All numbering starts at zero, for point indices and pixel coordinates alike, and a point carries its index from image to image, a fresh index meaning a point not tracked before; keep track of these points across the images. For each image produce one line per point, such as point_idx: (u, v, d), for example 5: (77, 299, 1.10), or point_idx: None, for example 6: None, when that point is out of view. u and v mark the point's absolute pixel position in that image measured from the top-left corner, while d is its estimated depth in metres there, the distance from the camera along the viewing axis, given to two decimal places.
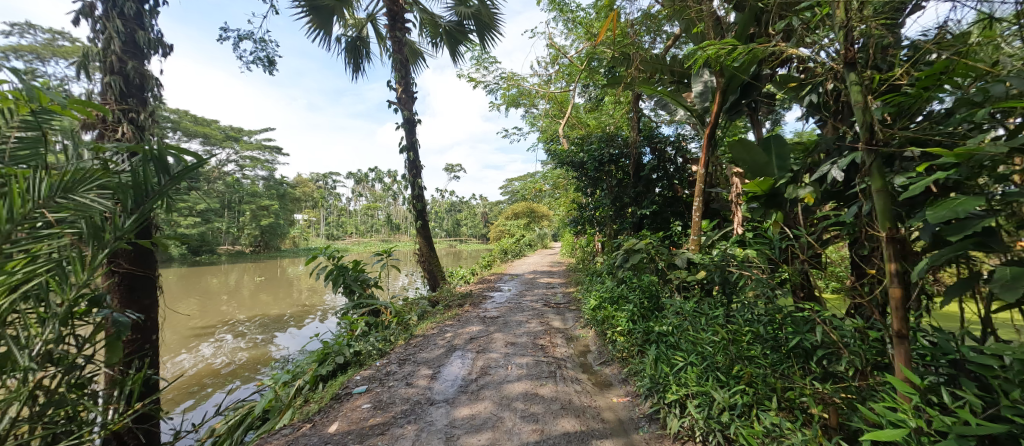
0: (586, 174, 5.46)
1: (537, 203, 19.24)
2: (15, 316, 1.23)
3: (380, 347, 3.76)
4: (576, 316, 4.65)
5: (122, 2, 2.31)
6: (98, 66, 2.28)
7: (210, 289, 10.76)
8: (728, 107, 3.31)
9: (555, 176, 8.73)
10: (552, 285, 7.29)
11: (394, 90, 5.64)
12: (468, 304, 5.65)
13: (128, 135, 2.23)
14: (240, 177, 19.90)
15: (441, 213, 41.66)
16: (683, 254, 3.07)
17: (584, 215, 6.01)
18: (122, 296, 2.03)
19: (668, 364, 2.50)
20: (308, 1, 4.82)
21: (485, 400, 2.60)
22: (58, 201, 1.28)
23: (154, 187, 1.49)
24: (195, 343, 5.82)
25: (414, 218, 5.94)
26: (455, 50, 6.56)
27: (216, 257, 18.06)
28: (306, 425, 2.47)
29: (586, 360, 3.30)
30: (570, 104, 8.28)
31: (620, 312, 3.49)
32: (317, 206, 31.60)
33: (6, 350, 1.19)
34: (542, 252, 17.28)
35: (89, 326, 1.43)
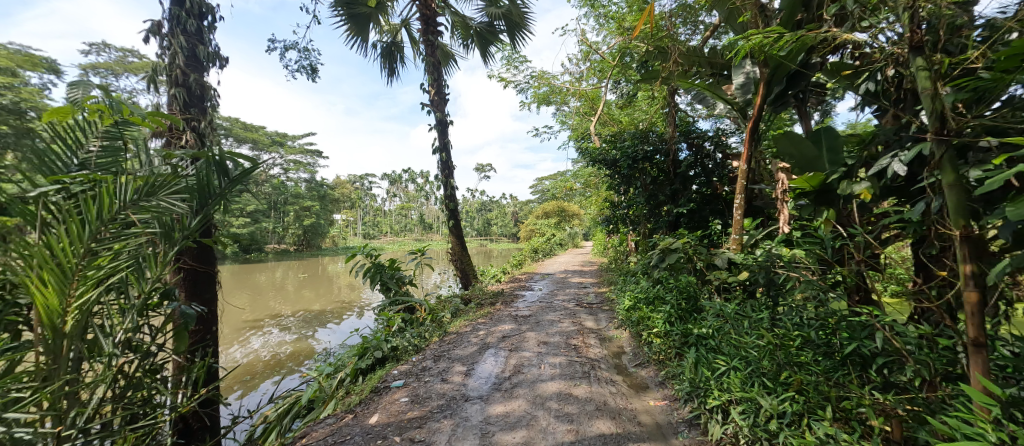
0: (619, 172, 5.34)
1: (568, 202, 19.05)
2: (100, 308, 1.35)
3: (416, 343, 3.87)
4: (610, 317, 4.56)
5: (185, 20, 2.51)
6: (165, 80, 2.49)
7: (259, 284, 11.49)
8: (772, 99, 3.13)
9: (587, 174, 8.61)
10: (584, 284, 7.19)
11: (427, 93, 5.77)
12: (500, 303, 5.69)
13: (191, 142, 2.43)
14: (285, 180, 21.09)
15: (472, 213, 42.17)
16: (724, 254, 2.94)
17: (617, 214, 5.89)
18: (187, 289, 2.20)
19: (709, 369, 2.41)
20: (347, 9, 5.03)
21: (519, 399, 2.61)
22: (141, 204, 1.40)
23: (215, 190, 1.62)
24: (246, 335, 6.23)
25: (447, 217, 6.05)
26: (486, 51, 6.62)
27: (264, 255, 19.23)
28: (348, 416, 2.58)
29: (621, 361, 3.24)
30: (602, 100, 8.13)
31: (656, 313, 3.39)
32: (355, 206, 32.92)
33: (94, 337, 1.32)
34: (573, 251, 17.09)
35: (160, 318, 1.58)
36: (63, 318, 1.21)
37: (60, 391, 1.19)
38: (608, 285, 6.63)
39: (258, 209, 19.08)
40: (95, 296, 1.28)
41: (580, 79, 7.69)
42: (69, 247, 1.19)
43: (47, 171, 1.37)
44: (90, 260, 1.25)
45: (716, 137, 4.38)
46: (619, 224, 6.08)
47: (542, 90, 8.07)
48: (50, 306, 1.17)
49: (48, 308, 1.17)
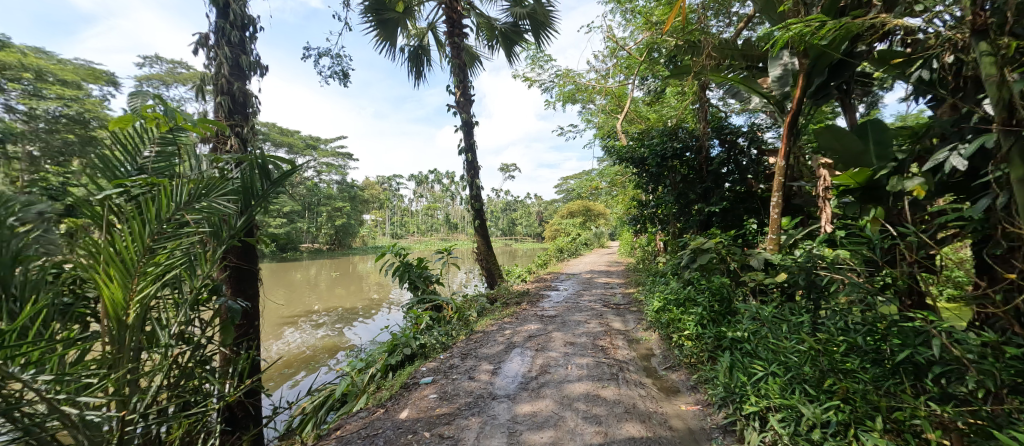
0: (647, 170, 5.22)
1: (594, 202, 18.83)
2: (158, 301, 1.47)
3: (443, 340, 3.94)
4: (638, 318, 4.47)
5: (229, 31, 2.67)
6: (213, 89, 2.65)
7: (294, 282, 12.00)
8: (813, 91, 2.97)
9: (613, 173, 8.48)
10: (610, 285, 7.08)
11: (454, 94, 5.85)
12: (526, 303, 5.69)
13: (235, 146, 2.57)
14: (318, 182, 21.94)
15: (497, 213, 42.39)
16: (760, 254, 2.82)
17: (645, 213, 5.76)
18: (233, 286, 2.33)
19: (744, 373, 2.31)
20: (376, 15, 5.17)
21: (546, 399, 2.61)
22: (196, 205, 1.50)
23: (258, 191, 1.75)
24: (283, 330, 6.53)
25: (472, 217, 6.11)
26: (511, 51, 6.63)
27: (299, 254, 20.08)
28: (379, 410, 2.65)
29: (650, 363, 3.18)
30: (629, 97, 7.98)
31: (687, 315, 3.29)
32: (383, 207, 33.81)
33: (152, 330, 1.43)
34: (598, 252, 16.86)
35: (209, 312, 1.70)
36: (127, 311, 1.31)
37: (125, 378, 1.27)
38: (635, 286, 6.50)
39: (294, 210, 19.95)
40: (154, 291, 1.38)
41: (606, 76, 7.58)
42: (132, 244, 1.29)
43: (112, 176, 1.48)
44: (150, 257, 1.34)
45: (751, 132, 4.20)
46: (647, 224, 5.95)
47: (568, 89, 8.01)
48: (115, 299, 1.26)
49: (113, 301, 1.26)
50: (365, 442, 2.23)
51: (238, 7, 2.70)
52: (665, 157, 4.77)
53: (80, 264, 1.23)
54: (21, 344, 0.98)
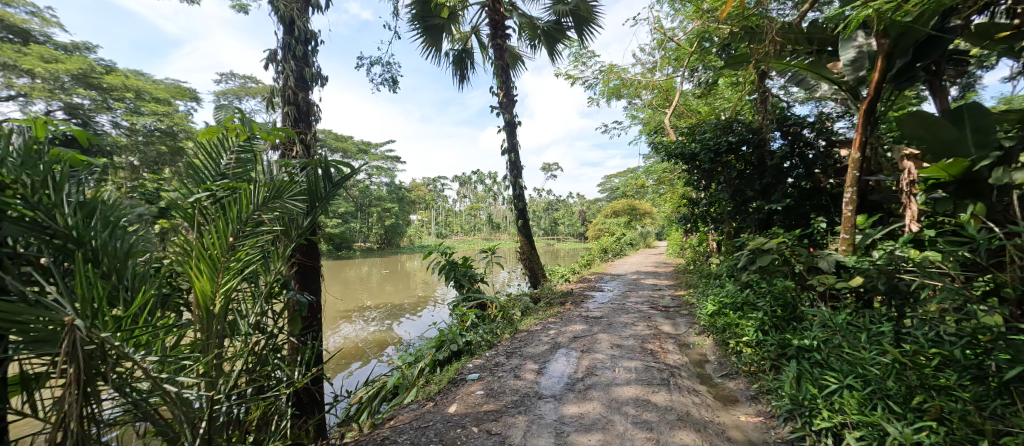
0: (699, 166, 4.96)
1: (639, 200, 18.25)
2: (239, 294, 1.63)
3: (488, 338, 4.00)
4: (689, 322, 4.25)
5: (295, 46, 2.89)
6: (281, 100, 2.88)
7: (349, 279, 12.74)
8: (894, 74, 2.66)
9: (661, 171, 8.14)
10: (658, 286, 6.81)
11: (497, 95, 5.91)
12: (570, 303, 5.63)
13: (300, 152, 2.78)
14: (370, 184, 23.14)
15: (539, 212, 42.31)
16: (831, 256, 2.58)
17: (696, 212, 5.47)
18: (299, 281, 2.52)
19: (814, 385, 2.12)
20: (423, 22, 5.34)
21: (593, 401, 2.56)
22: (270, 206, 1.65)
23: (323, 192, 1.89)
24: (339, 323, 6.97)
25: (515, 217, 6.13)
26: (554, 50, 6.58)
27: (352, 252, 21.32)
28: (429, 403, 2.75)
29: (703, 369, 3.01)
30: (678, 91, 7.62)
31: (745, 320, 3.08)
32: (429, 208, 34.98)
33: (234, 319, 1.58)
34: (645, 251, 16.29)
35: (280, 304, 1.85)
36: (215, 301, 1.46)
37: (214, 360, 1.41)
38: (685, 288, 6.20)
39: (348, 211, 21.21)
40: (235, 284, 1.53)
41: (653, 70, 7.29)
42: (218, 240, 1.44)
43: (198, 181, 1.66)
44: (233, 253, 1.49)
45: (818, 123, 3.85)
46: (699, 223, 5.66)
47: (612, 85, 7.81)
48: (205, 289, 1.41)
49: (203, 292, 1.42)
50: (417, 432, 2.32)
51: (302, 23, 2.92)
52: (719, 152, 4.49)
53: (176, 259, 1.41)
54: (135, 327, 1.12)
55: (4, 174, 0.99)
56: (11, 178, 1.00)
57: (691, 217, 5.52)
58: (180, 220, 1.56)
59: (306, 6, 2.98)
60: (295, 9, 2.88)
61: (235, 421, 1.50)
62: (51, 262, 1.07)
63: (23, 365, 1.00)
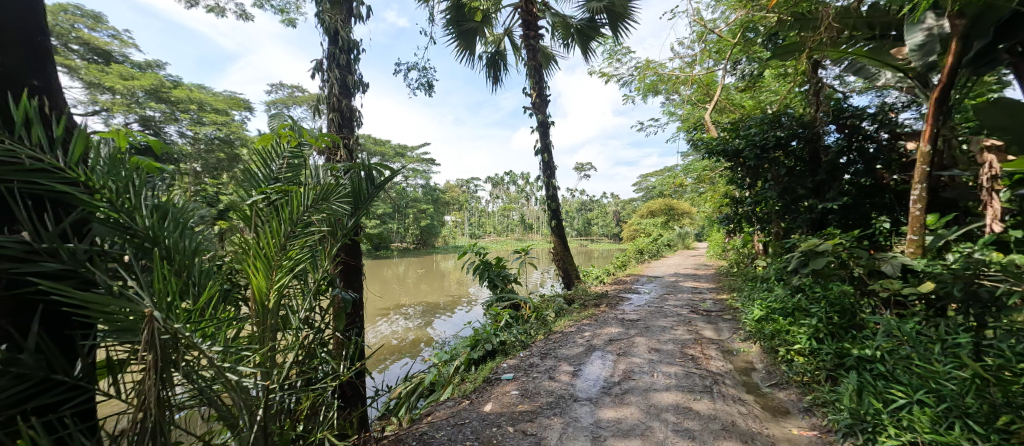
0: (743, 164, 4.71)
1: (677, 200, 17.62)
2: (290, 290, 1.74)
3: (522, 339, 4.01)
4: (734, 327, 4.04)
5: (339, 56, 3.03)
6: (327, 107, 3.03)
7: (386, 278, 13.21)
8: (972, 58, 2.40)
9: (701, 169, 7.81)
10: (699, 289, 6.53)
11: (530, 96, 5.91)
12: (605, 305, 5.52)
13: (344, 156, 2.91)
14: (407, 186, 23.89)
15: (573, 212, 41.87)
16: (896, 259, 2.37)
17: (740, 211, 5.20)
18: (344, 279, 2.64)
19: (878, 400, 1.96)
20: (457, 26, 5.44)
21: (631, 406, 2.49)
22: (318, 207, 1.74)
23: (366, 194, 1.97)
24: (378, 321, 7.23)
25: (549, 217, 6.09)
26: (588, 48, 6.49)
27: (390, 252, 22.07)
28: (465, 401, 2.79)
29: (749, 376, 2.85)
30: (719, 84, 7.28)
31: (797, 327, 2.89)
32: (463, 208, 35.59)
33: (286, 314, 1.68)
34: (684, 253, 15.68)
35: (326, 301, 1.95)
36: (270, 296, 1.56)
37: (268, 352, 1.51)
38: (728, 291, 5.91)
39: (386, 212, 22.00)
40: (287, 281, 1.62)
41: (692, 64, 7.02)
42: (272, 240, 1.54)
43: (253, 184, 1.78)
44: (285, 252, 1.59)
45: (880, 114, 3.54)
46: (743, 223, 5.37)
47: (649, 81, 7.60)
48: (261, 286, 1.51)
49: (260, 288, 1.52)
50: (454, 429, 2.36)
51: (345, 34, 3.07)
52: (766, 148, 4.24)
53: (235, 258, 1.52)
54: (200, 319, 1.22)
55: (93, 180, 1.12)
56: (99, 185, 1.13)
57: (735, 217, 5.25)
58: (238, 221, 1.68)
59: (349, 17, 3.12)
60: (339, 20, 3.03)
61: (287, 410, 1.60)
62: (131, 259, 1.18)
63: (109, 352, 1.12)
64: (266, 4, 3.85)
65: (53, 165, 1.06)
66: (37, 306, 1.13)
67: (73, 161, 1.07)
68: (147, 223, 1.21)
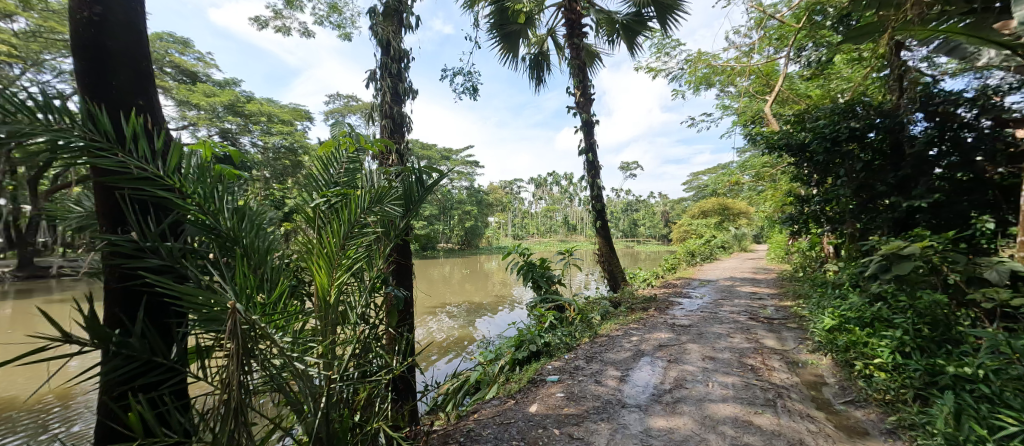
0: (810, 159, 4.32)
1: (732, 199, 16.59)
2: (348, 287, 1.85)
3: (567, 341, 3.97)
4: (800, 337, 3.71)
5: (391, 65, 3.18)
6: (379, 114, 3.19)
7: (433, 277, 13.67)
8: None
9: (761, 165, 7.28)
10: (758, 295, 6.09)
11: (574, 95, 5.84)
12: (654, 309, 5.31)
13: (395, 160, 3.05)
14: (452, 188, 24.63)
15: (618, 213, 40.75)
16: (1004, 265, 2.06)
17: (807, 211, 4.78)
18: (397, 278, 2.75)
19: (981, 426, 1.72)
20: (501, 30, 5.50)
21: (683, 416, 2.37)
22: (372, 209, 1.83)
23: (417, 197, 2.04)
24: (425, 318, 7.50)
25: (594, 218, 5.95)
26: (634, 43, 6.29)
27: (437, 252, 22.83)
28: (510, 400, 2.81)
29: (819, 391, 2.60)
30: (781, 74, 6.75)
31: (878, 339, 2.61)
32: (506, 209, 35.95)
33: (344, 310, 1.79)
34: (740, 255, 14.71)
35: (381, 298, 2.05)
36: (331, 292, 1.67)
37: (329, 345, 1.61)
38: (793, 298, 5.45)
39: (433, 214, 22.78)
40: (346, 279, 1.73)
41: (750, 54, 6.57)
42: (332, 240, 1.64)
43: (316, 188, 1.92)
44: (344, 251, 1.70)
45: (981, 98, 3.09)
46: (810, 223, 4.93)
47: (700, 74, 7.22)
48: (323, 282, 1.63)
49: (322, 285, 1.63)
50: (500, 428, 2.38)
51: (397, 44, 3.21)
52: (838, 140, 3.87)
53: (301, 256, 1.65)
54: (272, 313, 1.34)
55: (185, 187, 1.27)
56: (190, 191, 1.28)
57: (800, 217, 4.83)
58: (302, 223, 1.82)
59: (400, 27, 3.27)
60: (391, 31, 3.19)
61: (346, 400, 1.69)
62: (216, 256, 1.33)
63: (198, 338, 1.26)
64: (325, 21, 4.13)
65: (155, 174, 1.22)
66: (141, 297, 1.29)
67: (170, 170, 1.23)
68: (229, 224, 1.36)
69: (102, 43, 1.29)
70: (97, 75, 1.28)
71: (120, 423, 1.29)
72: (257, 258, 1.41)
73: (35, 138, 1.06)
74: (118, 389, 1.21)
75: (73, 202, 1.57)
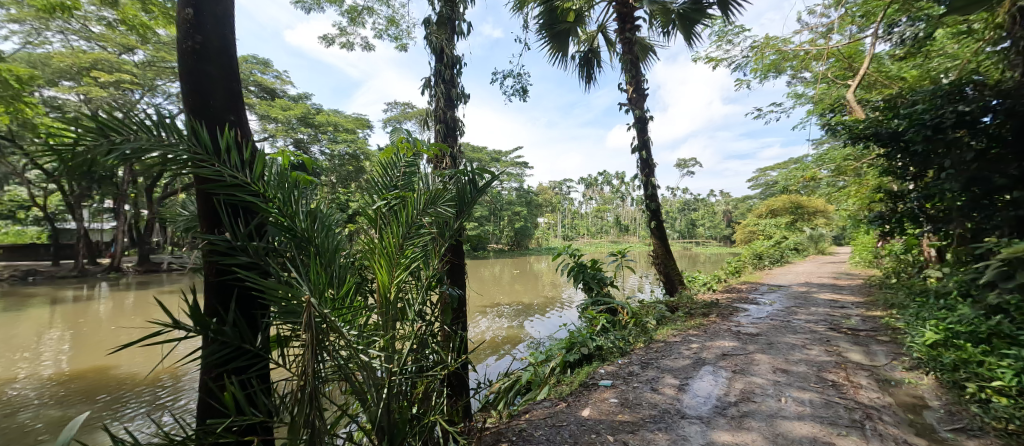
0: (904, 150, 3.80)
1: (807, 196, 15.06)
2: (407, 285, 1.94)
3: (621, 345, 3.84)
4: (892, 352, 3.28)
5: (444, 71, 3.29)
6: (434, 119, 3.32)
7: (484, 277, 13.93)
8: None
9: (842, 158, 6.53)
10: (840, 303, 5.46)
11: (626, 91, 5.64)
12: (716, 316, 4.97)
13: (448, 163, 3.15)
14: (502, 189, 24.98)
15: (675, 213, 38.72)
16: None
17: (901, 208, 4.22)
18: (451, 277, 2.83)
19: None
20: (550, 30, 5.46)
21: (751, 433, 2.19)
22: (428, 210, 1.90)
23: (469, 197, 2.09)
24: (477, 317, 7.66)
25: (648, 218, 5.70)
26: (692, 33, 5.94)
27: (487, 253, 23.23)
28: (562, 403, 2.78)
29: (919, 414, 2.27)
30: (866, 55, 6.01)
31: (996, 358, 2.31)
32: (556, 210, 35.71)
33: (403, 307, 1.88)
34: (817, 258, 13.28)
35: (436, 296, 2.13)
36: (391, 290, 1.77)
37: (389, 339, 1.70)
38: (883, 307, 4.82)
39: (483, 215, 23.25)
40: (404, 277, 1.82)
41: (828, 34, 5.93)
42: (391, 240, 1.74)
43: (377, 191, 2.04)
44: (402, 251, 1.79)
45: None
46: (905, 223, 4.33)
47: (768, 61, 6.64)
48: (384, 280, 1.73)
49: (384, 282, 1.73)
50: (552, 430, 2.37)
51: (450, 50, 3.32)
52: (941, 127, 3.40)
53: (364, 255, 1.76)
54: (341, 307, 1.44)
55: (268, 192, 1.42)
56: (271, 195, 1.42)
57: (892, 216, 4.27)
58: (365, 224, 1.93)
59: (453, 34, 3.37)
60: (445, 39, 3.30)
61: (404, 392, 1.77)
62: (294, 255, 1.46)
63: (278, 328, 1.39)
64: (383, 34, 4.38)
65: (243, 181, 1.38)
66: (233, 290, 1.46)
67: (255, 177, 1.37)
68: (303, 225, 1.48)
69: (202, 68, 1.48)
70: (198, 96, 1.47)
71: (217, 400, 1.46)
72: (327, 257, 1.53)
73: (151, 153, 1.24)
74: (216, 370, 1.38)
75: (181, 207, 1.81)
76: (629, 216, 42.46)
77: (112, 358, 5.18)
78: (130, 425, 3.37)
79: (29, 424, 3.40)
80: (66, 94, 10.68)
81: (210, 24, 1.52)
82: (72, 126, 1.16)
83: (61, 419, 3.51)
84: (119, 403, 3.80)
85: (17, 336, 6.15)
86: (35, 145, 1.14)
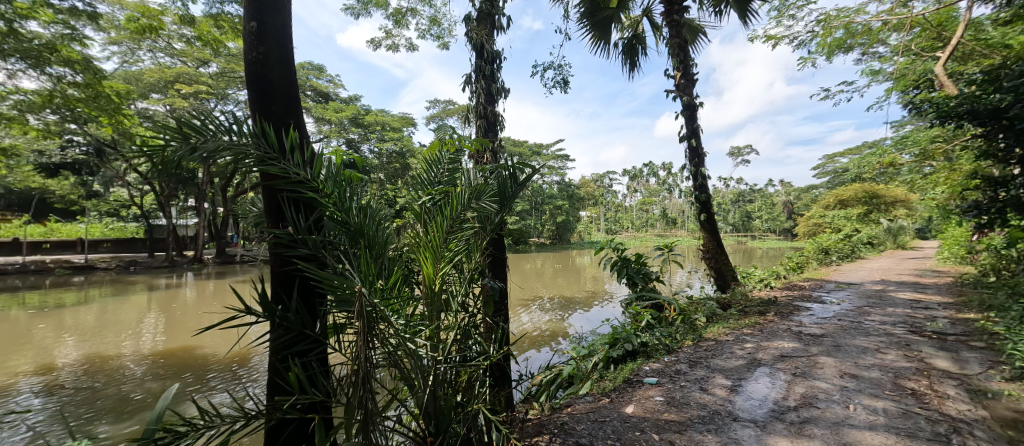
0: (1010, 128, 3.29)
1: (881, 184, 13.66)
2: (451, 277, 1.98)
3: (667, 342, 3.72)
4: (989, 360, 2.88)
5: (483, 67, 3.32)
6: (475, 115, 3.37)
7: (527, 271, 14.04)
8: None
9: (928, 140, 5.79)
10: (923, 304, 4.89)
11: (673, 77, 5.38)
12: (773, 314, 4.65)
13: (488, 159, 3.18)
14: (542, 184, 25.11)
15: (727, 206, 36.74)
16: None
17: (1003, 197, 3.71)
18: (493, 270, 2.89)
19: None
20: (591, 18, 5.30)
21: (814, 440, 2.03)
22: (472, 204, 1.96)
23: (510, 190, 2.08)
24: (519, 310, 7.75)
25: (697, 210, 5.41)
26: (748, 10, 5.51)
27: (529, 246, 23.36)
28: (604, 399, 2.74)
29: (1020, 431, 1.99)
30: (959, 22, 5.27)
31: None
32: (598, 204, 35.17)
33: (447, 299, 1.92)
34: (895, 254, 12.02)
35: (479, 288, 2.18)
36: (435, 281, 1.82)
37: (434, 328, 1.76)
38: (978, 310, 4.24)
39: (525, 209, 23.46)
40: (448, 269, 1.86)
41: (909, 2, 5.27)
42: (436, 234, 1.81)
43: (421, 187, 2.13)
44: (446, 245, 1.85)
45: None
46: (1008, 214, 3.79)
47: (836, 36, 6.04)
48: (430, 272, 1.80)
49: (429, 274, 1.79)
50: (595, 425, 2.35)
51: (490, 46, 3.34)
52: None
53: (411, 248, 1.85)
54: (388, 296, 1.55)
55: (325, 188, 1.52)
56: (328, 191, 1.51)
57: (991, 206, 3.75)
58: (411, 219, 1.99)
59: (492, 29, 3.38)
60: (484, 35, 3.33)
61: (449, 382, 1.81)
62: (348, 247, 1.55)
63: (334, 316, 1.49)
64: (426, 34, 4.47)
65: (304, 178, 1.49)
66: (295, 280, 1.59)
67: (315, 174, 1.49)
68: (356, 219, 1.57)
69: (266, 76, 1.61)
70: (265, 102, 1.60)
71: (283, 378, 1.61)
72: (376, 249, 1.61)
73: (222, 154, 1.36)
74: (283, 352, 1.51)
75: (250, 204, 1.99)
76: (677, 208, 40.75)
77: (197, 340, 5.80)
78: (215, 399, 3.80)
79: (135, 393, 3.93)
80: (155, 106, 12.08)
81: (272, 36, 1.64)
82: (161, 134, 1.31)
83: (159, 390, 4.02)
84: (205, 379, 4.28)
85: (123, 317, 7.15)
86: (133, 150, 1.30)
